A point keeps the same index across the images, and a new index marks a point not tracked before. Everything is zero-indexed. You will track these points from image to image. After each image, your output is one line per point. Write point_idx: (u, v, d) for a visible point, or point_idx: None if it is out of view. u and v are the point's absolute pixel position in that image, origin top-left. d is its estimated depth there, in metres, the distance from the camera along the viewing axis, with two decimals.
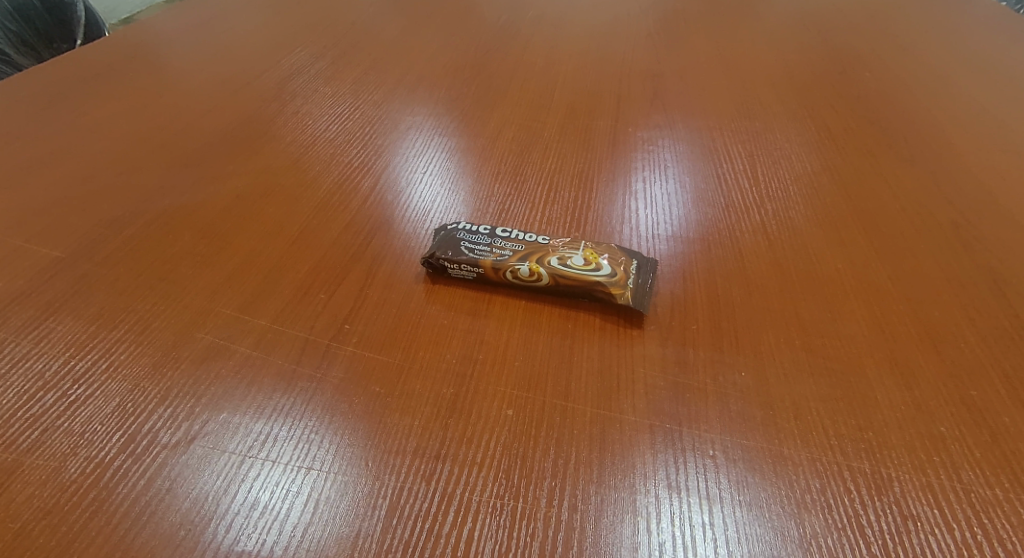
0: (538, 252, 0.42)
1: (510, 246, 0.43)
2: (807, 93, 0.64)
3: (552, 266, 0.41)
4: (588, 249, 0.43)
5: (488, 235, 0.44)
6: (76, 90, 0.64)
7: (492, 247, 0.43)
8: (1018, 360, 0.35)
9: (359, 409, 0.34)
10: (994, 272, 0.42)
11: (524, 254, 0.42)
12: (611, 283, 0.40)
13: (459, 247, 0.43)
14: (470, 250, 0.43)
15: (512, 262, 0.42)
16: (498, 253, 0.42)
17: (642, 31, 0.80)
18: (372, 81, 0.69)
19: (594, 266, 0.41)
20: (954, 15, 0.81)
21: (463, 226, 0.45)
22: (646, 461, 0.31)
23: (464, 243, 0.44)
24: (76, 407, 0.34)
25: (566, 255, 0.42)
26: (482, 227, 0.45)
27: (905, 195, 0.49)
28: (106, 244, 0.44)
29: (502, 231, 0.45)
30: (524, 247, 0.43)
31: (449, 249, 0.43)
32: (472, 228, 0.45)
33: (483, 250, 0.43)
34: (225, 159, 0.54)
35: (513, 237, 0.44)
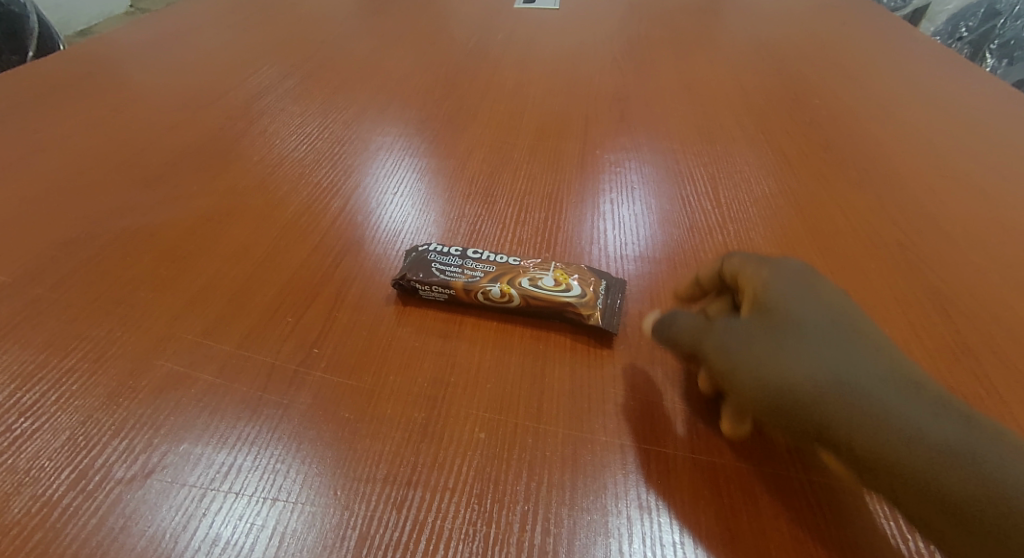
0: (509, 273, 0.43)
1: (481, 268, 0.43)
2: (764, 119, 0.68)
3: (524, 288, 0.42)
4: (558, 270, 0.43)
5: (460, 256, 0.44)
6: (26, 105, 0.61)
7: (463, 268, 0.43)
8: (959, 375, 0.38)
9: (328, 436, 0.33)
10: (936, 291, 0.44)
11: (495, 276, 0.42)
12: (581, 304, 0.41)
13: (430, 268, 0.43)
14: (441, 272, 0.43)
15: (484, 284, 0.42)
16: (469, 274, 0.43)
17: (608, 55, 0.83)
18: (343, 100, 0.69)
19: (564, 286, 0.42)
20: (895, 48, 0.86)
21: (435, 247, 0.45)
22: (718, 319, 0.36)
23: (435, 265, 0.44)
24: (21, 442, 0.32)
25: (537, 276, 0.43)
26: (452, 249, 0.45)
27: (855, 218, 0.52)
28: (58, 267, 0.43)
29: (473, 252, 0.45)
30: (496, 269, 0.43)
31: (421, 270, 0.43)
32: (443, 249, 0.45)
33: (454, 271, 0.43)
34: (189, 179, 0.53)
35: (483, 259, 0.44)
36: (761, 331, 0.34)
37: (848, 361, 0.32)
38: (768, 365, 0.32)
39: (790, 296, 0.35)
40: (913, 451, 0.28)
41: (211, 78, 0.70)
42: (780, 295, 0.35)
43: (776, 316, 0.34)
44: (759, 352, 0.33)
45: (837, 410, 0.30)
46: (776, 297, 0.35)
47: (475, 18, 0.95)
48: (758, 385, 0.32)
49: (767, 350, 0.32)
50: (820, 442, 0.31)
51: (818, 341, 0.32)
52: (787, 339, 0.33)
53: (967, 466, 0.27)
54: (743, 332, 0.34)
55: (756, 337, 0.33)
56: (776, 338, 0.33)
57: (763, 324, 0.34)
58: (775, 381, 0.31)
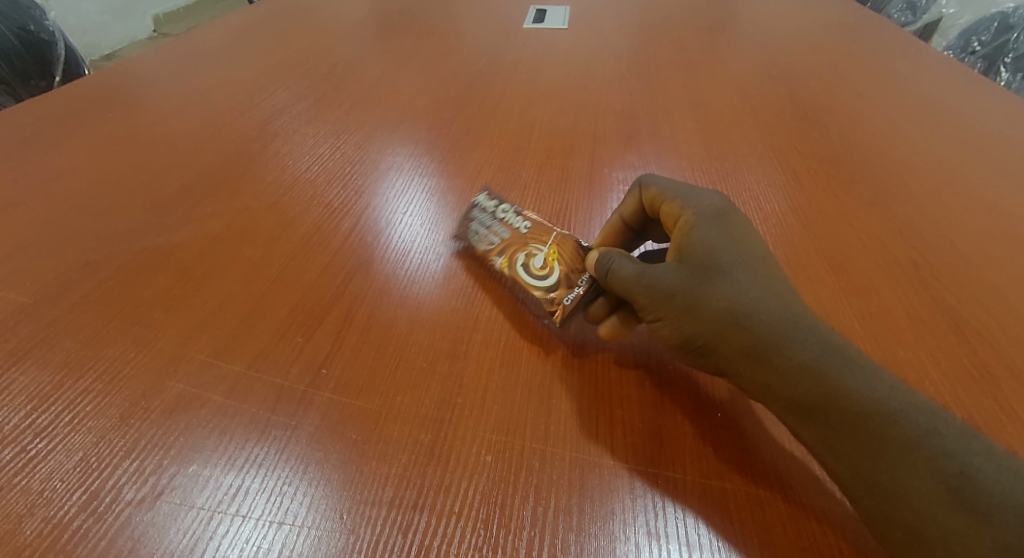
0: (515, 245, 0.46)
1: (498, 233, 0.47)
2: (773, 137, 0.68)
3: (518, 263, 0.44)
4: (555, 247, 0.44)
5: (494, 216, 0.48)
6: (51, 130, 0.63)
7: (487, 232, 0.48)
8: (979, 399, 0.37)
9: (335, 459, 0.33)
10: (952, 310, 0.43)
11: (504, 244, 0.46)
12: (547, 300, 0.42)
13: (468, 227, 0.49)
14: (473, 233, 0.49)
15: (494, 252, 0.46)
16: (487, 241, 0.47)
17: (616, 74, 0.84)
18: (355, 121, 0.70)
19: (545, 271, 0.43)
20: (907, 64, 0.86)
21: (480, 202, 0.50)
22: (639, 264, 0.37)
23: (470, 225, 0.49)
24: (36, 463, 0.32)
25: (535, 250, 0.44)
26: (490, 205, 0.49)
27: (867, 236, 0.51)
28: (77, 288, 0.44)
29: (506, 213, 0.48)
30: (509, 236, 0.46)
31: (462, 233, 0.50)
32: (487, 206, 0.49)
33: (479, 235, 0.48)
34: (204, 200, 0.54)
35: (505, 223, 0.47)
36: (689, 272, 0.35)
37: (761, 297, 0.33)
38: (695, 308, 0.34)
39: (714, 239, 0.36)
40: (798, 374, 0.31)
41: (229, 101, 0.72)
42: (703, 236, 0.36)
43: (713, 266, 0.35)
44: (687, 295, 0.34)
45: (745, 344, 0.32)
46: (699, 240, 0.36)
47: (484, 40, 0.96)
48: (683, 326, 0.34)
49: (693, 291, 0.34)
50: (785, 408, 0.31)
51: (737, 279, 0.34)
52: (711, 281, 0.34)
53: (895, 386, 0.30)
54: (674, 275, 0.35)
55: (684, 279, 0.35)
56: (703, 280, 0.34)
57: (690, 269, 0.35)
58: (699, 325, 0.34)
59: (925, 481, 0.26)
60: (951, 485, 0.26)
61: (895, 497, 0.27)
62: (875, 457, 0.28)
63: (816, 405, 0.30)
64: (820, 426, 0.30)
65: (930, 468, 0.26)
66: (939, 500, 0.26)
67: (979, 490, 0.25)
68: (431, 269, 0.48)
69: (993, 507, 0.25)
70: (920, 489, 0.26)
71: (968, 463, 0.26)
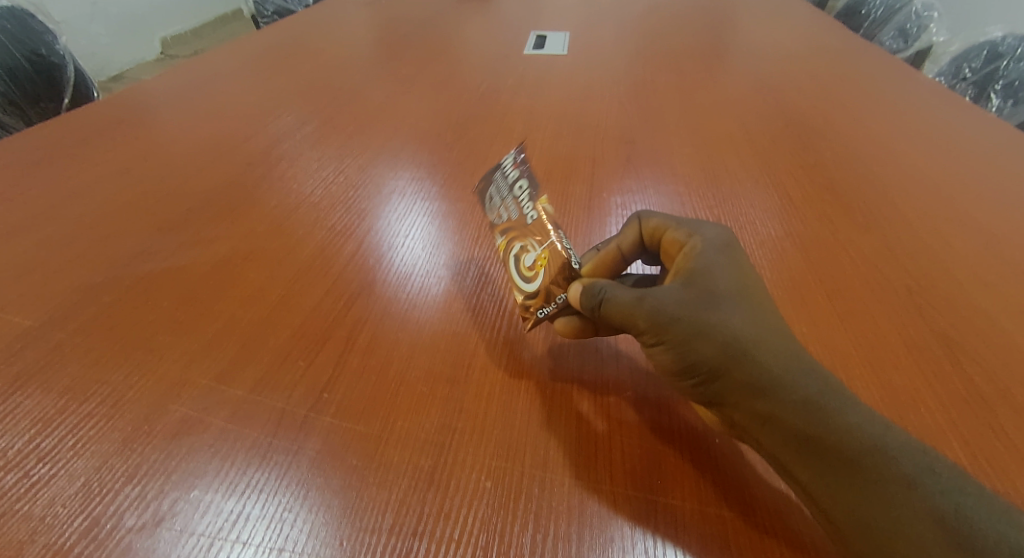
0: (516, 229, 0.42)
1: (507, 206, 0.42)
2: (769, 162, 0.69)
3: (514, 251, 0.42)
4: (545, 252, 0.39)
5: (509, 185, 0.42)
6: (61, 154, 0.65)
7: (500, 201, 0.43)
8: (975, 427, 0.37)
9: (336, 484, 0.33)
10: (947, 336, 0.44)
11: (508, 223, 0.42)
12: (522, 303, 0.42)
13: (488, 185, 0.44)
14: (491, 195, 0.44)
15: (501, 227, 0.43)
16: (498, 212, 0.43)
17: (615, 99, 0.85)
18: (359, 145, 0.71)
19: (530, 274, 0.41)
20: (899, 90, 0.88)
21: (504, 164, 0.43)
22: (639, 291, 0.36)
23: (489, 188, 0.44)
24: (38, 488, 0.33)
25: (530, 245, 0.41)
26: (508, 169, 0.42)
27: (862, 261, 0.52)
28: (82, 312, 0.44)
29: (521, 184, 0.41)
30: (515, 215, 0.41)
31: (484, 191, 0.44)
32: (507, 169, 0.42)
33: (494, 202, 0.43)
34: (210, 224, 0.55)
35: (513, 197, 0.42)
36: (696, 297, 0.34)
37: (765, 329, 0.34)
38: (704, 332, 0.33)
39: (720, 267, 0.37)
40: (795, 407, 0.31)
41: (235, 125, 0.74)
42: (710, 264, 0.37)
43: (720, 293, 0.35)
44: (694, 318, 0.33)
45: (750, 373, 0.32)
46: (706, 267, 0.37)
47: (485, 65, 0.98)
48: (688, 351, 0.33)
49: (700, 315, 0.33)
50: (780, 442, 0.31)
51: (745, 309, 0.34)
52: (717, 306, 0.34)
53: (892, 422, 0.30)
54: (683, 298, 0.34)
55: (692, 303, 0.34)
56: (711, 305, 0.34)
57: (698, 295, 0.35)
58: (707, 351, 0.32)
59: (920, 517, 0.26)
60: (946, 522, 0.25)
61: (893, 539, 0.26)
62: (868, 493, 0.28)
63: (810, 437, 0.30)
64: (812, 460, 0.30)
65: (924, 503, 0.26)
66: (933, 536, 0.25)
67: (974, 528, 0.25)
68: (432, 293, 0.48)
69: (987, 546, 0.24)
70: (914, 524, 0.26)
71: (961, 500, 0.26)
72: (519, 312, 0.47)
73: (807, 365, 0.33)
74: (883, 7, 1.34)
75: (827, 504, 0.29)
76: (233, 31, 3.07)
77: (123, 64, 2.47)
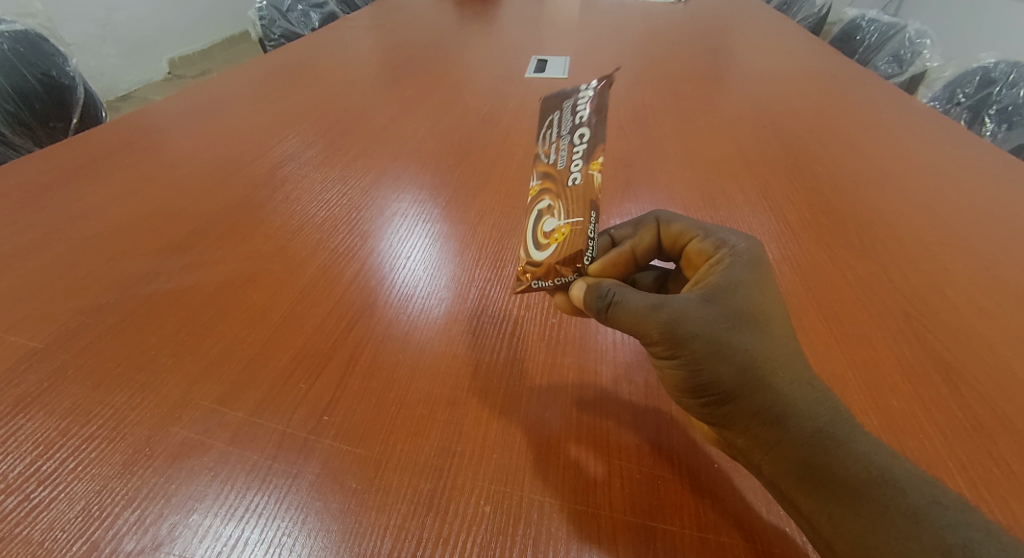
0: (553, 184, 0.41)
1: (560, 151, 0.41)
2: (766, 185, 0.70)
3: (542, 205, 0.42)
4: (566, 229, 0.40)
5: (572, 128, 0.40)
6: (69, 175, 0.66)
7: (556, 141, 0.41)
8: (973, 453, 0.38)
9: (336, 508, 0.34)
10: (944, 361, 0.44)
11: (551, 170, 0.41)
12: (525, 268, 0.43)
13: (552, 115, 0.42)
14: (549, 127, 0.42)
15: (545, 167, 0.42)
16: (547, 148, 0.42)
17: (614, 123, 0.87)
18: (362, 167, 0.73)
19: (544, 241, 0.42)
20: (894, 115, 0.90)
21: (577, 102, 0.40)
22: (655, 297, 0.34)
23: (556, 116, 0.41)
24: (38, 512, 0.33)
25: (557, 211, 0.41)
26: (581, 114, 0.40)
27: (859, 285, 0.53)
28: (86, 332, 0.45)
29: (582, 135, 0.39)
30: (561, 168, 0.40)
31: (546, 119, 0.42)
32: (577, 110, 0.40)
33: (551, 134, 0.42)
34: (214, 245, 0.56)
35: (568, 147, 0.40)
36: (717, 314, 0.34)
37: (785, 353, 0.34)
38: (723, 354, 0.32)
39: (746, 283, 0.36)
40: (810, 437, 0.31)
41: (241, 147, 0.75)
42: (736, 279, 0.36)
43: (745, 313, 0.34)
44: (713, 338, 0.33)
45: (761, 400, 0.32)
46: (731, 283, 0.36)
47: (487, 88, 1.00)
48: (700, 369, 0.32)
49: (719, 335, 0.33)
50: (789, 471, 0.31)
51: (766, 331, 0.34)
52: (738, 328, 0.33)
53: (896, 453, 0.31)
54: (705, 314, 0.33)
55: (712, 321, 0.33)
56: (733, 325, 0.33)
57: (721, 311, 0.34)
58: (724, 373, 0.32)
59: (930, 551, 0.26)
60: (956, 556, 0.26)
61: None
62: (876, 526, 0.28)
63: (822, 467, 0.30)
64: (819, 489, 0.30)
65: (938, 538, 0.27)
66: None
67: None
68: (434, 314, 0.49)
69: None
70: None
71: (969, 536, 0.27)
72: (520, 333, 0.47)
73: (822, 396, 0.33)
74: (877, 32, 1.37)
75: (829, 534, 0.29)
76: (240, 53, 3.13)
77: (131, 84, 2.51)
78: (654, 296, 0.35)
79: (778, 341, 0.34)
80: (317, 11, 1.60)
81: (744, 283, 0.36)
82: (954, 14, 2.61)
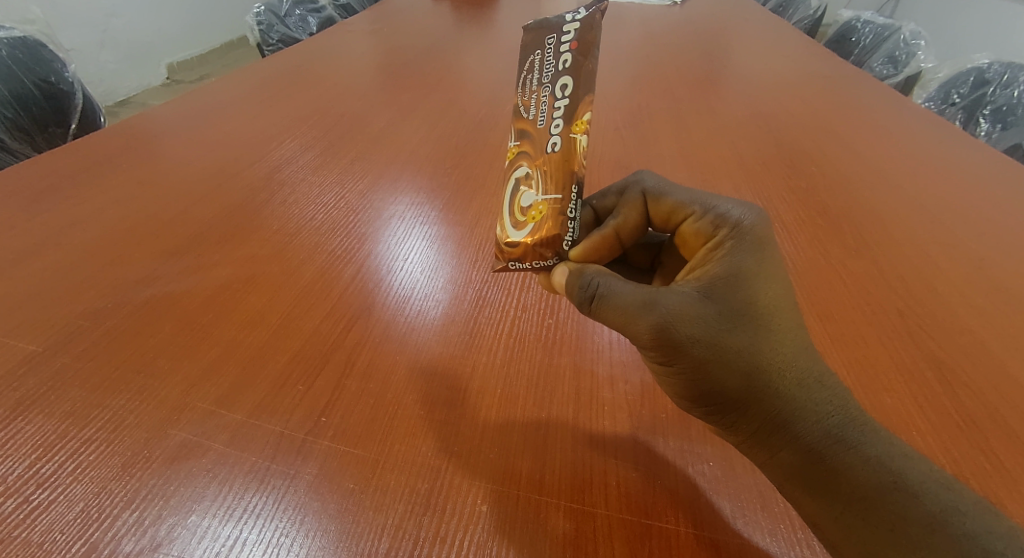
0: (531, 146, 0.41)
1: (540, 103, 0.40)
2: (762, 186, 0.70)
3: (518, 172, 0.42)
4: (544, 207, 0.41)
5: (553, 78, 0.39)
6: (67, 180, 0.66)
7: (535, 90, 0.40)
8: (967, 449, 0.38)
9: (333, 509, 0.34)
10: (938, 359, 0.45)
11: (529, 128, 0.41)
12: (504, 246, 0.43)
13: (533, 57, 0.40)
14: (531, 72, 0.40)
15: (521, 123, 0.41)
16: (527, 101, 0.41)
17: (611, 124, 0.87)
18: (360, 171, 0.73)
19: (521, 219, 0.42)
20: (888, 115, 0.91)
21: (560, 47, 0.39)
22: (647, 291, 0.34)
23: (536, 56, 0.40)
24: (37, 514, 0.33)
25: (535, 185, 0.41)
26: (564, 57, 0.39)
27: (854, 284, 0.53)
28: (84, 337, 0.45)
29: (563, 87, 0.39)
30: (540, 129, 0.40)
31: (526, 60, 0.40)
32: (559, 58, 0.39)
33: (531, 78, 0.40)
34: (212, 249, 0.56)
35: (550, 100, 0.39)
36: (717, 314, 0.33)
37: (789, 351, 0.33)
38: (722, 359, 0.32)
39: (749, 272, 0.35)
40: (822, 441, 0.32)
41: (239, 151, 0.75)
42: (740, 270, 0.35)
43: (747, 311, 0.33)
44: (712, 343, 0.32)
45: (762, 404, 0.32)
46: (733, 273, 0.35)
47: (484, 92, 1.01)
48: (700, 374, 0.33)
49: (718, 338, 0.32)
50: (799, 475, 0.32)
51: (770, 329, 0.33)
52: (739, 329, 0.33)
53: (905, 452, 0.31)
54: (703, 314, 0.33)
55: (711, 323, 0.33)
56: (734, 325, 0.33)
57: (721, 310, 0.33)
58: (726, 378, 0.32)
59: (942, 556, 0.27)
60: None
61: None
62: (887, 532, 0.29)
63: (833, 472, 0.31)
64: (823, 493, 0.31)
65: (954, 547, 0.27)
66: None
67: None
68: (431, 316, 0.49)
69: None
70: None
71: (988, 545, 0.27)
72: (517, 334, 0.48)
73: (829, 394, 0.33)
74: (872, 34, 1.38)
75: (835, 537, 0.30)
76: (239, 59, 3.14)
77: (130, 90, 2.52)
78: (645, 291, 0.34)
79: (784, 340, 0.34)
80: (315, 16, 1.61)
81: (745, 271, 0.35)
82: (949, 16, 2.64)
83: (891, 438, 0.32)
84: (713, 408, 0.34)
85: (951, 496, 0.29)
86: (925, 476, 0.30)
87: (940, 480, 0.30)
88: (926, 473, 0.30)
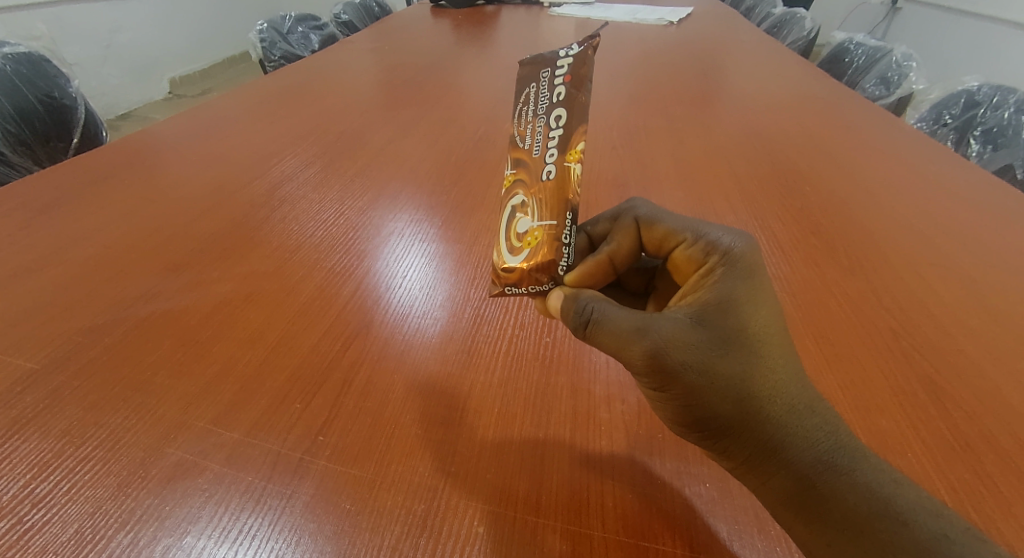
0: (527, 174, 0.42)
1: (535, 133, 0.41)
2: (757, 206, 0.71)
3: (515, 200, 0.43)
4: (539, 233, 0.41)
5: (548, 110, 0.40)
6: (68, 196, 0.66)
7: (530, 121, 0.41)
8: (961, 471, 0.38)
9: (329, 530, 0.34)
10: (932, 380, 0.45)
11: (524, 157, 0.42)
12: (500, 272, 0.43)
13: (528, 90, 0.41)
14: (526, 104, 0.41)
15: (517, 152, 0.42)
16: (522, 131, 0.42)
17: (608, 143, 0.88)
18: (360, 188, 0.74)
19: (517, 244, 0.42)
20: (881, 136, 0.92)
21: (554, 81, 0.40)
22: (641, 316, 0.34)
23: (531, 89, 0.41)
24: (31, 535, 0.33)
25: (530, 211, 0.41)
26: (558, 89, 0.40)
27: (848, 304, 0.54)
28: (82, 354, 0.45)
29: (557, 118, 0.40)
30: (535, 157, 0.41)
31: (522, 93, 0.42)
32: (553, 90, 0.40)
33: (527, 110, 0.41)
34: (212, 265, 0.56)
35: (544, 130, 0.40)
36: (709, 340, 0.33)
37: (781, 377, 0.34)
38: (715, 385, 0.33)
39: (740, 299, 0.35)
40: (814, 467, 0.32)
41: (241, 167, 0.76)
42: (731, 296, 0.35)
43: (738, 337, 0.34)
44: (704, 369, 0.33)
45: (755, 431, 0.33)
46: (724, 300, 0.35)
47: (484, 109, 1.02)
48: (693, 400, 0.33)
49: (710, 364, 0.33)
50: (791, 501, 0.32)
51: (761, 355, 0.34)
52: (730, 355, 0.33)
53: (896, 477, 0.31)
54: (696, 341, 0.33)
55: (703, 349, 0.33)
56: (726, 351, 0.33)
57: (712, 336, 0.33)
58: (718, 404, 0.33)
59: None
60: None
61: None
62: None
63: (824, 499, 0.31)
64: (815, 520, 0.31)
65: None
66: None
67: None
68: (429, 334, 0.50)
69: None
70: None
71: None
72: (514, 353, 0.48)
73: (820, 420, 0.33)
74: (864, 55, 1.41)
75: None
76: (241, 73, 3.17)
77: (131, 104, 2.54)
78: (638, 316, 0.34)
79: (775, 366, 0.34)
80: (317, 33, 1.64)
81: (736, 298, 0.35)
82: (940, 38, 2.69)
83: (882, 464, 0.32)
84: (707, 434, 0.34)
85: (942, 523, 0.29)
86: (917, 503, 0.30)
87: (932, 506, 0.30)
88: (917, 499, 0.30)
